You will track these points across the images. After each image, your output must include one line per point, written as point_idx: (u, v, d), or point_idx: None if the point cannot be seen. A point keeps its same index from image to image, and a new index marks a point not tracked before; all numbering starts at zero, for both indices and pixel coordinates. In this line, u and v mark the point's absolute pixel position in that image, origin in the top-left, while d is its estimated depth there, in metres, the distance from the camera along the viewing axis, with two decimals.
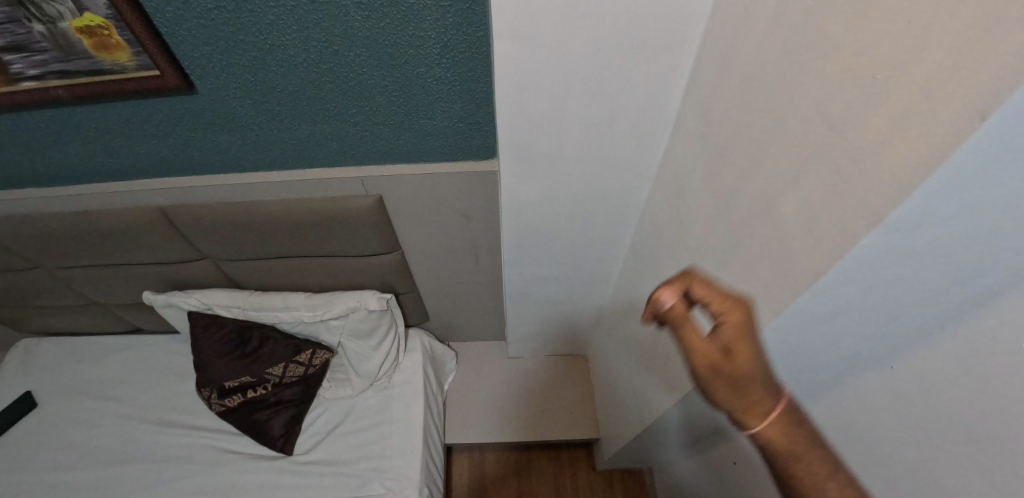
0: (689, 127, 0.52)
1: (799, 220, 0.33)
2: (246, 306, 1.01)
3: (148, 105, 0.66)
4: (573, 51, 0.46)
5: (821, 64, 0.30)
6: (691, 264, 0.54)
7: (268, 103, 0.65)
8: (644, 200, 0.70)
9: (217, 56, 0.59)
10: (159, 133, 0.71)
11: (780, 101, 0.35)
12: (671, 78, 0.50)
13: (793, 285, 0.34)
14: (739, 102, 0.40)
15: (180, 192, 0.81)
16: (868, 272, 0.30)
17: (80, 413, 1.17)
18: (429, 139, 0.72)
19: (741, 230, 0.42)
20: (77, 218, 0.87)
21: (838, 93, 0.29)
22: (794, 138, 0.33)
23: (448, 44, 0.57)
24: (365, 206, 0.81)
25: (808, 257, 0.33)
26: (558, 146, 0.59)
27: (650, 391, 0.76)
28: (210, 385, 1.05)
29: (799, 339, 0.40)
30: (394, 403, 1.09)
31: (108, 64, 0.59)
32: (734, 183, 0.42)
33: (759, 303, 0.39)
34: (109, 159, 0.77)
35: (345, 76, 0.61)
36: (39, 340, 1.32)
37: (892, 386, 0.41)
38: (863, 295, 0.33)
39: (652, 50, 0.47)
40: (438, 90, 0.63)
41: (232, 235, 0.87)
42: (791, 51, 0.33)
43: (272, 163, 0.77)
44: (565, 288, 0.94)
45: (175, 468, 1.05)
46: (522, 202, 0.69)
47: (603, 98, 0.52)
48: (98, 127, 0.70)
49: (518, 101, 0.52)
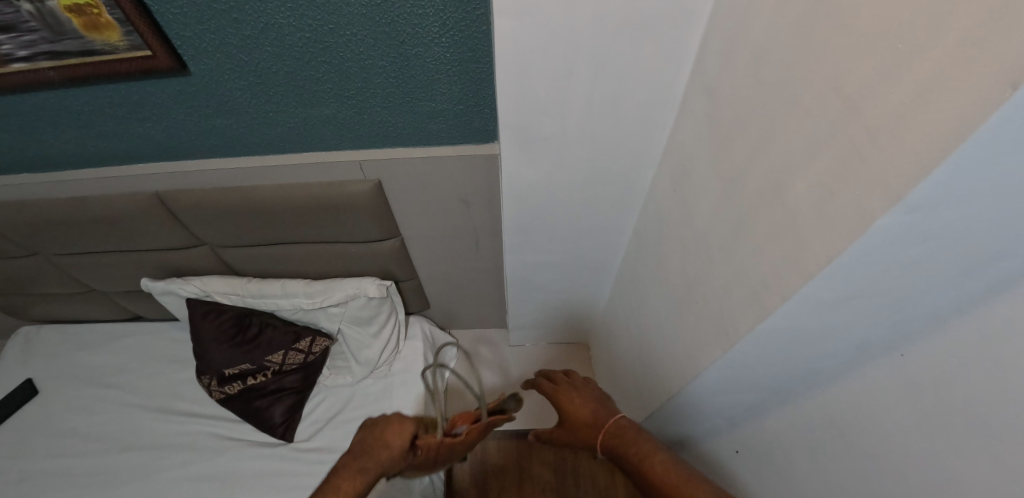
0: (696, 108, 0.50)
1: (811, 201, 0.32)
2: (244, 293, 1.00)
3: (140, 87, 0.64)
4: (576, 27, 0.45)
5: (839, 35, 0.28)
6: (696, 248, 0.53)
7: (263, 85, 0.63)
8: (648, 185, 0.69)
9: (210, 36, 0.57)
10: (153, 116, 0.69)
11: (793, 76, 0.33)
12: (678, 56, 0.49)
13: (803, 268, 0.34)
14: (749, 79, 0.39)
15: (176, 177, 0.80)
16: (881, 255, 0.29)
17: (82, 400, 1.17)
18: (429, 122, 0.71)
19: (749, 212, 0.40)
20: (72, 205, 0.86)
21: (856, 66, 0.27)
22: (808, 115, 0.32)
23: (447, 22, 0.55)
24: (364, 191, 0.80)
25: (818, 240, 0.32)
26: (560, 129, 0.57)
27: (653, 378, 0.76)
28: (210, 373, 1.05)
29: (806, 325, 0.39)
30: (394, 390, 1.09)
31: (98, 44, 0.58)
32: (743, 164, 0.41)
33: (766, 286, 0.38)
34: (103, 144, 0.75)
35: (341, 57, 0.59)
36: (39, 327, 1.32)
37: (904, 374, 0.41)
38: (877, 280, 0.32)
39: (659, 26, 0.45)
40: (438, 71, 0.62)
41: (230, 221, 0.86)
42: (807, 23, 0.31)
43: (269, 147, 0.75)
44: (567, 275, 0.93)
45: (177, 455, 1.05)
46: (523, 187, 0.68)
47: (607, 78, 0.51)
48: (91, 110, 0.69)
49: (520, 82, 0.50)
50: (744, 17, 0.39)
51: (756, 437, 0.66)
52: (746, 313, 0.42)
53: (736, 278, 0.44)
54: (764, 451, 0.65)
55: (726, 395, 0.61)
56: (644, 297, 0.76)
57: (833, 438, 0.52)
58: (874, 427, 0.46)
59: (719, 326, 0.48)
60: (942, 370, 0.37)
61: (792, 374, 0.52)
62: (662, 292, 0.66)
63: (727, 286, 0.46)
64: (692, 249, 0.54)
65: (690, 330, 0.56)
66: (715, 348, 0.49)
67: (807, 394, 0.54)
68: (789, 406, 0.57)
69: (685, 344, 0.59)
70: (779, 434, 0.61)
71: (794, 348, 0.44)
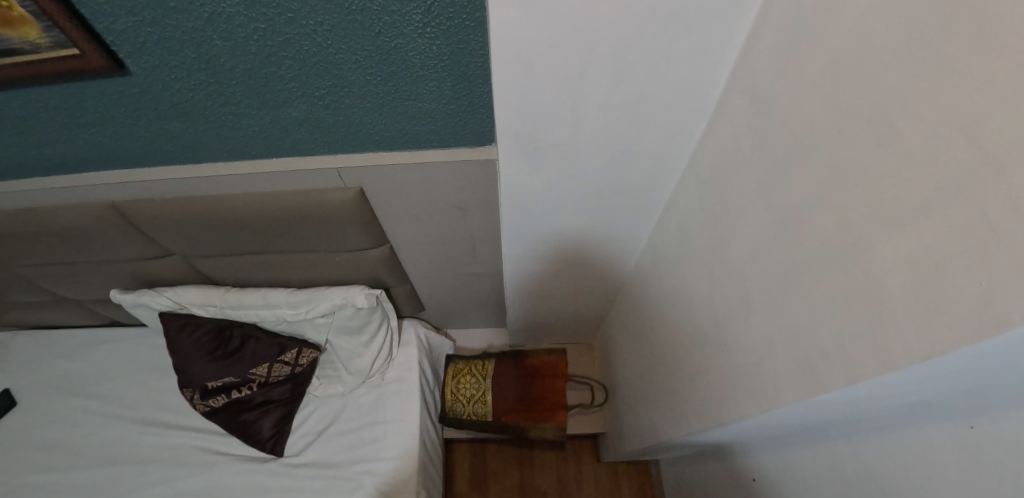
0: (738, 118, 0.42)
1: (906, 270, 0.25)
2: (222, 304, 0.93)
3: (75, 91, 0.55)
4: (595, 22, 0.36)
5: (973, 57, 0.20)
6: (727, 279, 0.46)
7: (219, 85, 0.54)
8: (667, 194, 0.61)
9: (146, 29, 0.47)
10: (96, 122, 0.60)
11: (891, 103, 0.25)
12: (716, 55, 0.40)
13: (886, 349, 0.27)
14: (821, 95, 0.31)
15: (135, 186, 0.71)
16: (1003, 351, 0.22)
17: (61, 412, 1.11)
18: (415, 123, 0.62)
19: (808, 258, 0.33)
20: (25, 215, 0.77)
21: (1000, 102, 0.19)
22: (913, 160, 0.24)
23: (432, 10, 0.45)
24: (345, 199, 0.72)
25: (916, 324, 0.24)
26: (568, 138, 0.49)
27: (667, 400, 0.71)
28: (192, 386, 1.00)
29: (862, 394, 0.33)
30: (388, 401, 1.03)
31: (16, 41, 0.48)
32: (803, 200, 0.33)
33: (829, 355, 0.32)
34: (46, 150, 0.66)
35: (306, 51, 0.49)
36: (12, 332, 1.24)
37: (965, 446, 0.35)
38: (973, 364, 0.25)
39: (699, 19, 0.36)
40: (423, 66, 0.52)
41: (199, 232, 0.78)
42: (919, 32, 0.23)
43: (234, 152, 0.66)
44: (573, 281, 0.87)
45: (163, 470, 1.01)
46: (524, 198, 0.60)
47: (630, 80, 0.42)
48: (23, 115, 0.59)
49: (518, 86, 0.42)
50: (816, 12, 0.30)
51: (778, 469, 0.62)
52: (795, 374, 0.36)
53: (784, 331, 0.37)
54: (783, 487, 0.61)
55: (747, 430, 0.56)
56: (661, 316, 0.70)
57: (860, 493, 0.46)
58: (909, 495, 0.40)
59: (757, 377, 0.42)
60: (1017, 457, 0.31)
61: (826, 418, 0.46)
62: (683, 318, 0.60)
63: (771, 335, 0.39)
64: (723, 281, 0.47)
65: (718, 367, 0.51)
66: (750, 402, 0.43)
67: (843, 439, 0.48)
68: (821, 450, 0.52)
69: (711, 380, 0.53)
70: (802, 471, 0.56)
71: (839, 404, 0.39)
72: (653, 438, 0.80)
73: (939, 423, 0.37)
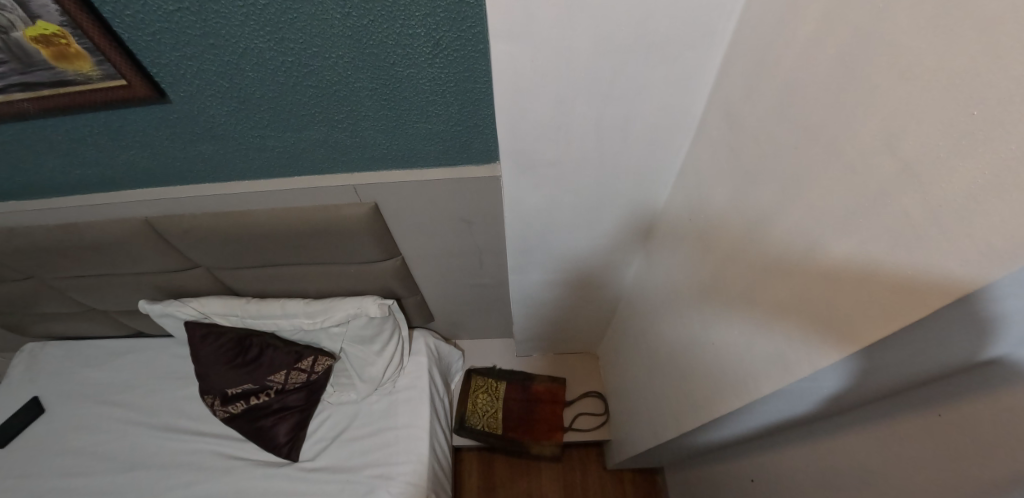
0: (716, 135, 0.46)
1: (851, 267, 0.28)
2: (243, 314, 0.98)
3: (119, 115, 0.61)
4: (583, 52, 0.40)
5: (893, 85, 0.24)
6: (711, 284, 0.49)
7: (247, 110, 0.59)
8: (658, 206, 0.65)
9: (186, 62, 0.53)
10: (136, 144, 0.66)
11: (834, 127, 0.29)
12: (693, 83, 0.44)
13: (842, 340, 0.30)
14: (779, 115, 0.34)
15: (169, 203, 0.77)
16: (930, 332, 0.26)
17: (88, 419, 1.16)
18: (424, 143, 0.67)
19: (777, 261, 0.37)
20: (66, 230, 0.84)
21: (914, 123, 0.23)
22: (852, 173, 0.27)
23: (439, 42, 0.50)
24: (359, 214, 0.77)
25: (863, 317, 0.28)
26: (563, 157, 0.53)
27: (665, 402, 0.74)
28: (213, 393, 1.05)
29: (838, 384, 0.36)
30: (399, 407, 1.07)
31: (71, 73, 0.54)
32: (771, 207, 0.37)
33: (804, 347, 0.34)
34: (89, 170, 0.72)
35: (327, 80, 0.55)
36: (43, 343, 1.31)
37: (936, 434, 0.37)
38: (918, 351, 0.29)
39: (675, 49, 0.40)
40: (432, 92, 0.57)
41: (224, 246, 0.83)
42: (852, 60, 0.27)
43: (258, 171, 0.72)
44: (574, 292, 0.91)
45: (183, 475, 1.04)
46: (525, 214, 0.63)
47: (619, 103, 0.46)
48: (71, 139, 0.65)
49: (517, 109, 0.46)
50: (773, 44, 0.34)
51: (775, 470, 0.63)
52: (773, 369, 0.39)
53: (765, 331, 0.40)
54: (778, 489, 0.62)
55: (739, 429, 0.59)
56: (657, 324, 0.72)
57: (841, 488, 0.49)
58: (887, 485, 0.42)
59: (742, 374, 0.45)
60: (979, 439, 0.33)
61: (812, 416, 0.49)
62: (676, 325, 0.62)
63: (753, 333, 0.42)
64: (709, 286, 0.50)
65: (709, 369, 0.53)
66: (736, 400, 0.46)
67: (832, 436, 0.50)
68: (813, 448, 0.54)
69: (705, 383, 0.55)
70: (792, 471, 0.59)
71: (819, 401, 0.41)
72: (654, 441, 0.82)
73: (909, 414, 0.39)
